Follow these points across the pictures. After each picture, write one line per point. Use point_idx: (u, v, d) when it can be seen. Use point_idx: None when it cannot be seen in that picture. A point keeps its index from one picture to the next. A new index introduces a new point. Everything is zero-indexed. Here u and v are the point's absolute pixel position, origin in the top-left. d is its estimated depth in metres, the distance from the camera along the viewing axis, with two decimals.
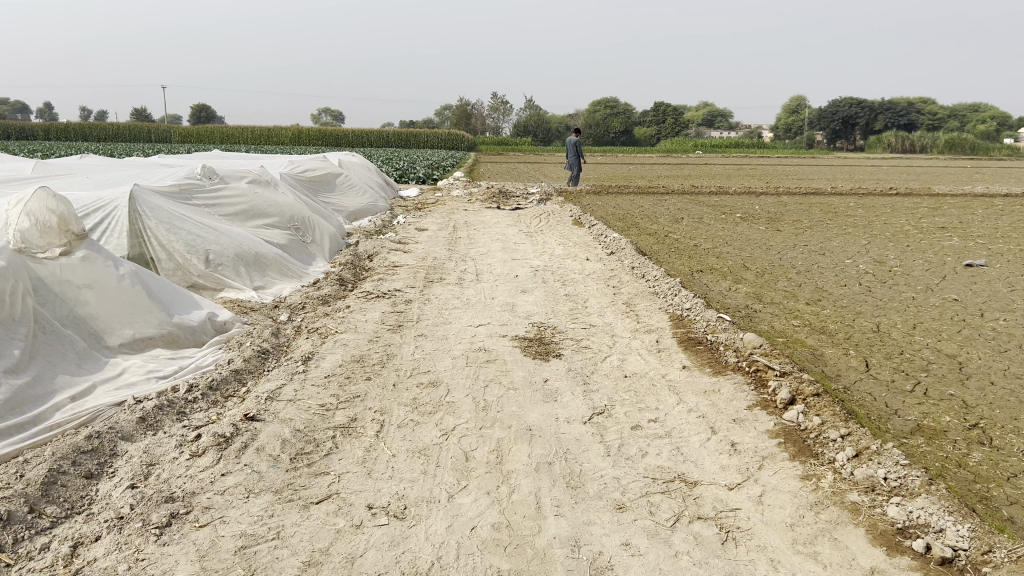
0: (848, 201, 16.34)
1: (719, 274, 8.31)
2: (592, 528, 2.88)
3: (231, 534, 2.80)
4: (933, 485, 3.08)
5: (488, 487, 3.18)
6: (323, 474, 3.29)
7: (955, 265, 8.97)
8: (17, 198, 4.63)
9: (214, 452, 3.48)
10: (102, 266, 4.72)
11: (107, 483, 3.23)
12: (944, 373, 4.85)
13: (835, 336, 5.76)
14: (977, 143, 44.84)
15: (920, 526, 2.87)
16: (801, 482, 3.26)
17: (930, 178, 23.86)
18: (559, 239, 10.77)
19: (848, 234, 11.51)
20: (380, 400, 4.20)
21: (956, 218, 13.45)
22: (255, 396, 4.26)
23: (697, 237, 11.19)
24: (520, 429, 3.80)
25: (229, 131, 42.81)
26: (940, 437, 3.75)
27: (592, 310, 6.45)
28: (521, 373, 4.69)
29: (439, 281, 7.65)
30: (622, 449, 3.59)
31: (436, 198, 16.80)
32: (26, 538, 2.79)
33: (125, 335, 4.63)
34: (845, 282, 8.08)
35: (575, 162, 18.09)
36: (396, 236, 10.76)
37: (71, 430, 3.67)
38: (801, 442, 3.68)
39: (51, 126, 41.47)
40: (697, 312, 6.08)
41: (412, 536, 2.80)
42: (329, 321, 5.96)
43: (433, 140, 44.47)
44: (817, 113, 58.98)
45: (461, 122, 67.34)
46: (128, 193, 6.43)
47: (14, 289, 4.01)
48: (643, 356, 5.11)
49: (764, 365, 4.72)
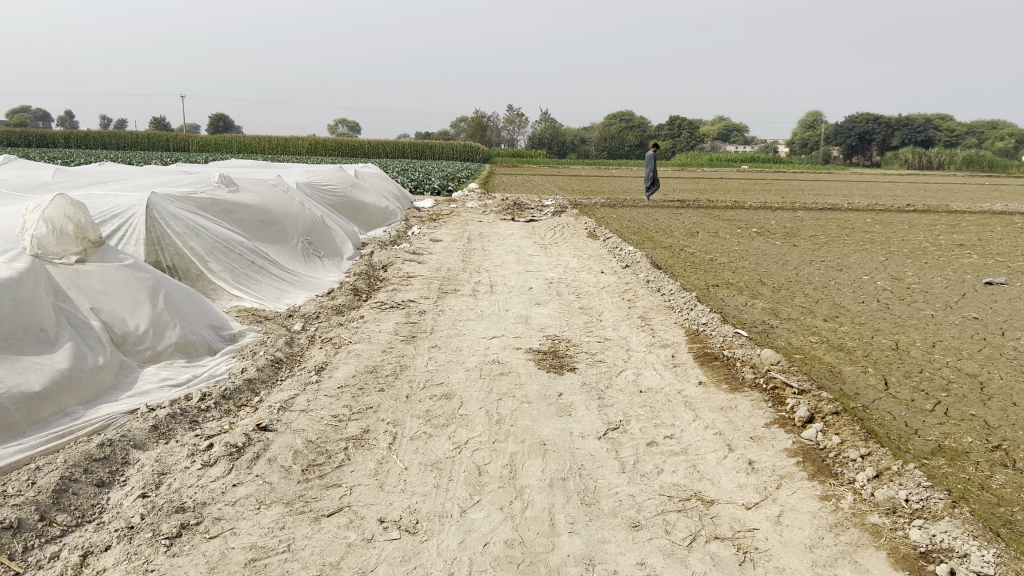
0: (866, 217, 16.21)
1: (735, 290, 8.25)
2: (607, 547, 2.83)
3: (241, 546, 2.77)
4: (957, 509, 3.01)
5: (500, 502, 3.14)
6: (335, 486, 3.26)
7: (974, 283, 8.88)
8: (36, 204, 4.67)
9: (225, 462, 3.46)
10: (118, 271, 4.74)
11: (118, 492, 3.21)
12: (965, 392, 4.78)
13: (853, 353, 5.70)
14: (996, 160, 44.30)
15: (944, 551, 2.80)
16: (820, 502, 3.20)
17: (947, 197, 23.73)
18: (574, 251, 10.73)
19: (866, 250, 11.43)
20: (393, 412, 4.17)
21: (976, 235, 13.33)
22: (267, 406, 4.23)
23: (714, 251, 11.12)
24: (533, 444, 3.76)
25: (246, 141, 43.05)
26: (961, 458, 3.68)
27: (607, 324, 6.40)
28: (535, 387, 4.64)
29: (453, 292, 7.63)
30: (638, 466, 3.54)
31: (451, 209, 16.79)
32: (35, 546, 2.77)
33: (146, 339, 4.63)
34: (863, 298, 7.99)
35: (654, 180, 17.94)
36: (411, 247, 10.74)
37: (83, 437, 3.66)
38: (820, 461, 3.62)
39: (71, 134, 41.99)
40: (713, 327, 6.02)
41: (424, 551, 2.76)
42: (343, 332, 5.94)
43: (448, 151, 44.59)
44: (833, 128, 58.79)
45: (476, 134, 67.35)
46: (145, 201, 6.44)
47: (35, 292, 4.02)
48: (658, 371, 5.06)
49: (781, 382, 4.66)
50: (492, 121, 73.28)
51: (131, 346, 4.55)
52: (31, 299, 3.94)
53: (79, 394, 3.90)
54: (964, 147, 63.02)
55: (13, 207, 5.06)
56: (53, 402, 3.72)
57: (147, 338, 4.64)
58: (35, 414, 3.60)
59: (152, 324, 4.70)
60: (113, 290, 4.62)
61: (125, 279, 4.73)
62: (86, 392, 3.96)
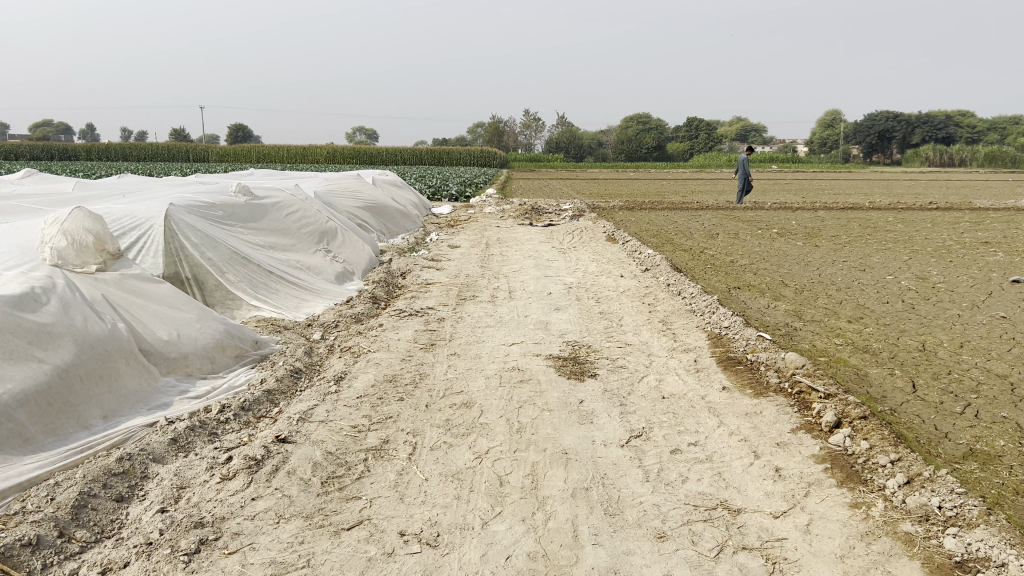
0: (888, 216, 16.01)
1: (756, 292, 8.16)
2: (632, 559, 2.77)
3: (260, 562, 2.74)
4: (992, 516, 2.94)
5: (522, 514, 3.09)
6: (355, 498, 3.22)
7: (1000, 281, 8.72)
8: (54, 217, 4.69)
9: (245, 476, 3.43)
10: (136, 281, 4.76)
11: (138, 507, 3.19)
12: (995, 394, 4.67)
13: (879, 355, 5.60)
14: (1018, 155, 43.76)
15: (981, 560, 2.72)
16: (850, 510, 3.13)
17: (969, 194, 23.43)
18: (593, 256, 10.64)
19: (889, 250, 11.27)
20: (413, 422, 4.13)
21: (1001, 233, 13.11)
22: (286, 417, 4.21)
23: (734, 253, 11.01)
24: (555, 452, 3.71)
25: (265, 150, 43.40)
26: (994, 462, 3.59)
27: (628, 328, 6.34)
28: (556, 395, 4.59)
29: (472, 299, 7.58)
30: (662, 474, 3.48)
31: (469, 215, 16.77)
32: (55, 563, 2.75)
33: (172, 345, 4.58)
34: (887, 299, 7.88)
35: (744, 180, 17.62)
36: (429, 254, 10.71)
37: (103, 451, 3.63)
38: (849, 468, 3.54)
39: (95, 146, 42.61)
40: (735, 331, 5.94)
41: (445, 565, 2.72)
42: (362, 340, 5.91)
43: (465, 158, 44.65)
44: (852, 126, 58.36)
45: (493, 139, 67.55)
46: (163, 212, 6.48)
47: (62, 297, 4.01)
48: (680, 377, 4.99)
49: (808, 387, 4.57)
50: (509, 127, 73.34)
51: (162, 347, 4.51)
52: (53, 299, 3.94)
53: (102, 398, 3.86)
54: (986, 144, 62.57)
55: (31, 221, 5.06)
56: (72, 407, 3.68)
57: (172, 344, 4.59)
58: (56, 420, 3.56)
59: (175, 332, 4.66)
60: (134, 296, 4.64)
61: (143, 289, 4.75)
62: (110, 396, 3.92)
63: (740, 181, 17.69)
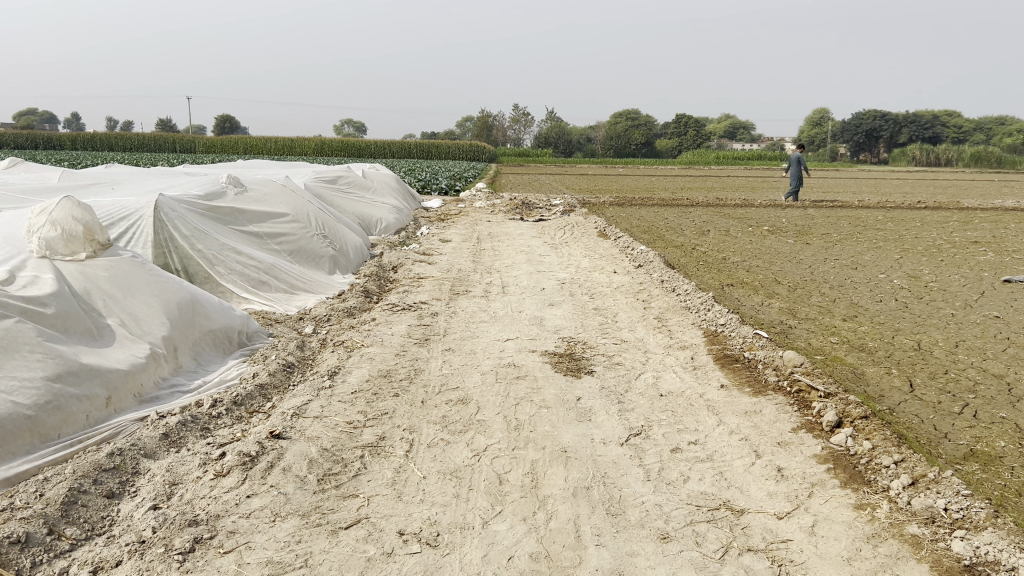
0: (878, 214, 16.08)
1: (750, 289, 8.16)
2: (637, 561, 2.72)
3: (257, 562, 2.67)
4: (1000, 519, 2.91)
5: (524, 513, 3.04)
6: (352, 496, 3.16)
7: (992, 281, 8.73)
8: (42, 207, 4.57)
9: (239, 472, 3.36)
10: (129, 266, 4.66)
11: (129, 504, 3.12)
12: (992, 394, 4.65)
13: (875, 353, 5.58)
14: (1004, 156, 44.01)
15: (990, 564, 2.69)
16: (855, 511, 3.09)
17: (958, 193, 23.61)
18: (585, 251, 10.59)
19: (880, 248, 11.29)
20: (408, 418, 4.06)
21: (990, 232, 13.17)
22: (280, 412, 4.14)
23: (726, 250, 11.01)
24: (555, 451, 3.65)
25: (252, 142, 43.09)
26: (996, 463, 3.56)
27: (623, 325, 6.30)
28: (553, 391, 4.54)
29: (464, 294, 7.52)
30: (663, 474, 3.43)
31: (459, 209, 16.70)
32: (44, 562, 2.67)
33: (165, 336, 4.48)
34: (880, 297, 7.86)
35: (797, 176, 17.68)
36: (420, 248, 10.62)
37: (92, 447, 3.55)
38: (851, 468, 3.51)
39: (80, 136, 42.24)
40: (731, 328, 5.91)
41: (447, 566, 2.66)
42: (355, 334, 5.84)
43: (455, 152, 44.54)
44: (841, 125, 58.59)
45: (482, 134, 67.40)
46: (152, 203, 6.36)
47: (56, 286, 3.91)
48: (678, 374, 4.95)
49: (807, 385, 4.53)
50: (498, 121, 73.13)
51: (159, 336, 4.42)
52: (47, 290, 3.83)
53: (101, 382, 3.78)
54: (972, 143, 62.92)
55: (19, 209, 4.93)
56: (76, 389, 3.59)
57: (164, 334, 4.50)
58: (56, 400, 3.47)
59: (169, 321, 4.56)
60: (131, 281, 4.55)
61: (136, 274, 4.64)
62: (110, 381, 3.84)
63: (795, 177, 17.69)
